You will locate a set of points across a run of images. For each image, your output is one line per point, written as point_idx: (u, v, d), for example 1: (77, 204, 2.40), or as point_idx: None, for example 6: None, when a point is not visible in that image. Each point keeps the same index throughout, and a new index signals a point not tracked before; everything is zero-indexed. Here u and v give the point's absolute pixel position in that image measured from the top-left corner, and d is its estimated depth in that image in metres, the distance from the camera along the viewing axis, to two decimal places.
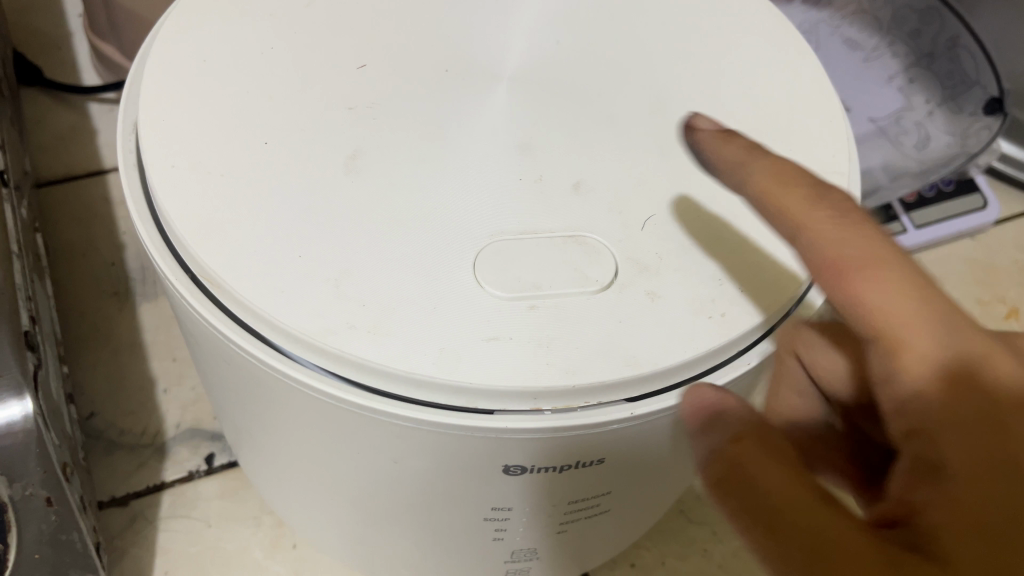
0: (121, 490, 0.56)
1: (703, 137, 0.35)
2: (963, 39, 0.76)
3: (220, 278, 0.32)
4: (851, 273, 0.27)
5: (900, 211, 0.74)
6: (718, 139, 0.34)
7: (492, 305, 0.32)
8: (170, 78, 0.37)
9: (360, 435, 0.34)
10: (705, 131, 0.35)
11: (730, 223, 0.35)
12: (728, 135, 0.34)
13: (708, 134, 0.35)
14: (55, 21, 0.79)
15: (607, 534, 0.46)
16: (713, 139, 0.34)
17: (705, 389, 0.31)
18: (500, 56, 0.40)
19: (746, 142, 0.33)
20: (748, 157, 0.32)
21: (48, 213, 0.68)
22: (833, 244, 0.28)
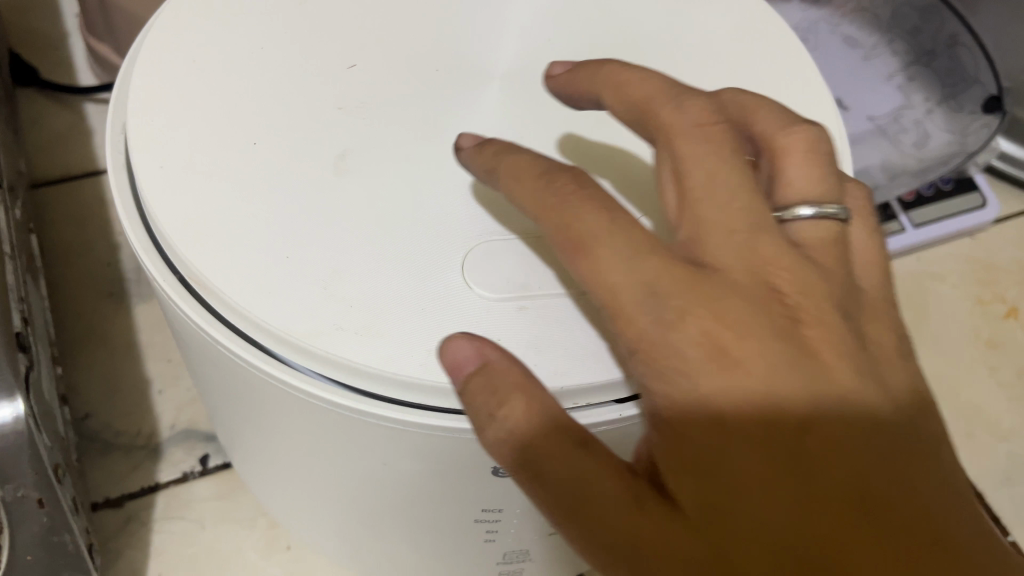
0: (116, 491, 0.56)
1: (466, 167, 0.34)
2: (963, 38, 0.76)
3: (207, 279, 0.32)
4: (577, 262, 0.27)
5: (899, 211, 0.73)
6: (630, 112, 0.32)
7: (481, 305, 0.32)
8: (160, 79, 0.37)
9: (349, 437, 0.34)
10: (614, 94, 0.32)
11: None
12: (634, 101, 0.32)
13: (629, 84, 0.32)
14: (51, 21, 0.79)
15: None
16: (628, 95, 0.32)
17: (457, 344, 0.29)
18: (492, 56, 0.40)
19: (644, 94, 0.31)
20: (495, 173, 0.32)
21: (44, 214, 0.67)
22: (573, 226, 0.28)
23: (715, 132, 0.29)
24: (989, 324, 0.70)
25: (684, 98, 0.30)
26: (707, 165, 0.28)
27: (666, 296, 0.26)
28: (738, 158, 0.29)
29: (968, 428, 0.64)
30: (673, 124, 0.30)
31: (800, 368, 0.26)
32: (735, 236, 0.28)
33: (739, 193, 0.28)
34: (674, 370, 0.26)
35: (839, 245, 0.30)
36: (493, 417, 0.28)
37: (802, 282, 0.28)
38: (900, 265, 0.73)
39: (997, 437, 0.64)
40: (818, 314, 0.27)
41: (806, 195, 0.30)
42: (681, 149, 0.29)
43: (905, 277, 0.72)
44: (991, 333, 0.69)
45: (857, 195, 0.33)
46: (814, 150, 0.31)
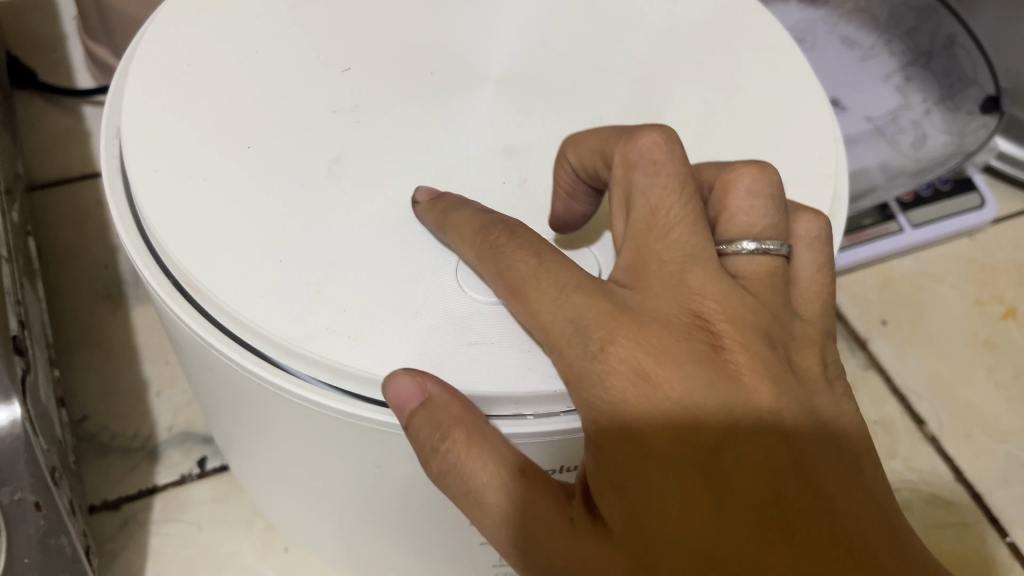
0: (113, 494, 0.56)
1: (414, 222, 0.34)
2: (960, 38, 0.76)
3: (200, 282, 0.31)
4: (513, 299, 0.29)
5: (897, 211, 0.73)
6: (589, 165, 0.33)
7: (475, 309, 0.32)
8: (155, 82, 0.37)
9: (341, 441, 0.34)
10: (574, 149, 0.33)
11: None
12: (591, 152, 0.32)
13: (585, 139, 0.33)
14: (49, 24, 0.79)
15: None
16: (586, 150, 0.33)
17: (400, 381, 0.29)
18: (486, 59, 0.40)
19: (598, 146, 0.32)
20: (444, 218, 0.32)
21: (42, 216, 0.68)
22: (506, 272, 0.29)
23: (663, 168, 0.29)
24: (986, 324, 0.70)
25: (636, 130, 0.31)
26: (647, 201, 0.29)
27: (592, 331, 0.27)
28: (683, 193, 0.29)
29: (966, 428, 0.64)
30: (626, 158, 0.30)
31: (726, 392, 0.27)
32: (666, 268, 0.29)
33: (673, 226, 0.29)
34: (599, 399, 0.27)
35: (779, 278, 0.30)
36: (437, 451, 0.29)
37: (729, 307, 0.28)
38: (897, 266, 0.73)
39: (995, 438, 0.64)
40: (745, 338, 0.28)
41: (747, 229, 0.30)
42: (628, 186, 0.30)
43: (902, 277, 0.72)
44: (988, 333, 0.69)
45: (807, 225, 0.33)
46: (761, 184, 0.31)
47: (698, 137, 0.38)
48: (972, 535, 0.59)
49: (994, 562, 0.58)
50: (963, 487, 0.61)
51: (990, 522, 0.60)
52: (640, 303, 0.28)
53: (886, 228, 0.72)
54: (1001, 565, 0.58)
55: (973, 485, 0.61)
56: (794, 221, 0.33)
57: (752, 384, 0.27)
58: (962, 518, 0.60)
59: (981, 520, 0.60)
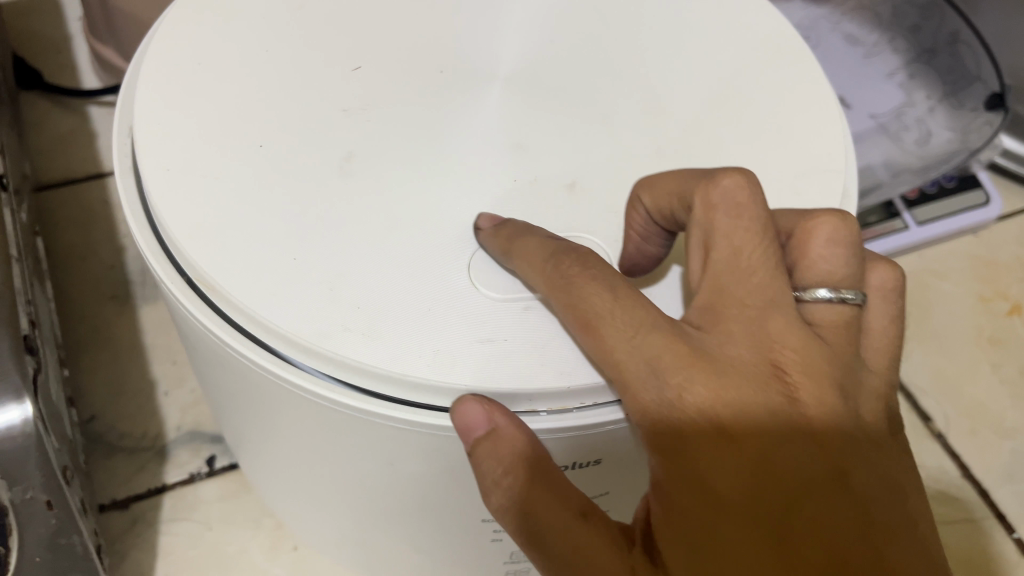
0: (123, 493, 0.56)
1: (478, 247, 0.34)
2: (964, 34, 0.77)
3: (213, 280, 0.32)
4: (586, 333, 0.29)
5: (901, 208, 0.74)
6: (665, 207, 0.32)
7: (488, 306, 0.32)
8: (165, 82, 0.37)
9: (355, 438, 0.34)
10: (648, 191, 0.33)
11: None
12: (667, 193, 0.32)
13: (660, 182, 0.33)
14: (54, 25, 0.79)
15: None
16: (660, 192, 0.33)
17: (469, 407, 0.30)
18: (494, 57, 0.40)
19: (673, 186, 0.32)
20: (510, 244, 0.32)
21: (48, 217, 0.68)
22: (581, 306, 0.29)
23: (745, 211, 0.29)
24: (991, 321, 0.70)
25: (717, 172, 0.30)
26: (729, 244, 0.29)
27: (669, 375, 0.27)
28: (765, 237, 0.29)
29: (972, 425, 0.64)
30: (708, 199, 0.30)
31: (800, 445, 0.27)
32: (745, 312, 0.28)
33: (755, 270, 0.29)
34: (672, 444, 0.27)
35: (854, 327, 0.30)
36: (498, 484, 0.30)
37: (807, 358, 0.28)
38: (902, 263, 0.73)
39: (1000, 434, 0.64)
40: (824, 391, 0.27)
41: (826, 277, 0.30)
42: (708, 228, 0.30)
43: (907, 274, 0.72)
44: (994, 330, 0.69)
45: (882, 276, 0.33)
46: (842, 233, 0.30)
47: (707, 135, 0.38)
48: (978, 531, 0.59)
49: (1001, 558, 0.58)
50: (969, 484, 0.62)
51: (997, 519, 0.60)
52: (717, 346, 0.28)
53: (891, 226, 0.73)
54: (1007, 562, 0.58)
55: (979, 482, 0.62)
56: (868, 272, 0.33)
57: (827, 439, 0.27)
58: (969, 514, 0.60)
59: (988, 517, 0.60)
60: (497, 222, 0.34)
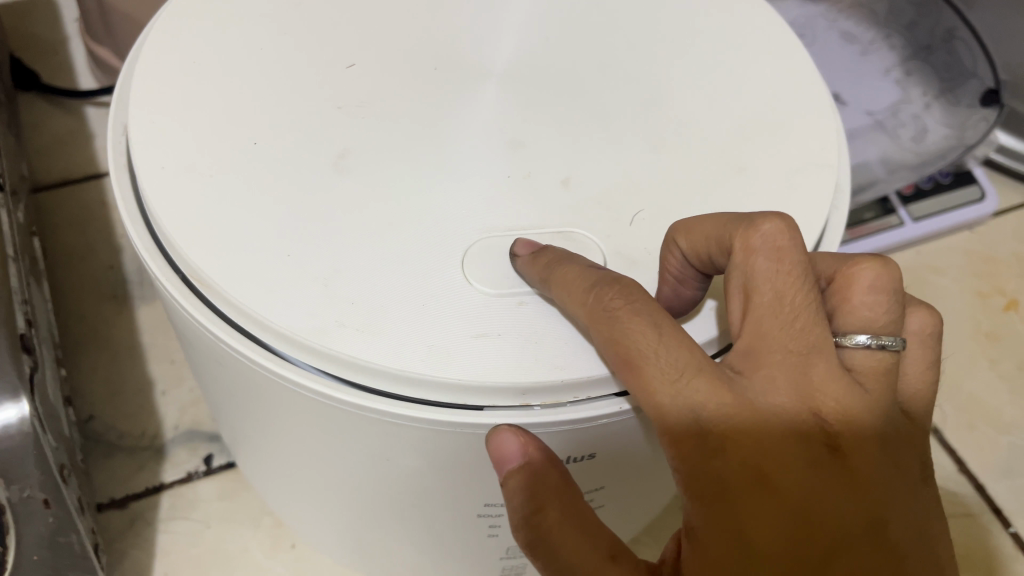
0: (121, 492, 0.56)
1: (513, 274, 0.33)
2: (959, 31, 0.77)
3: (208, 276, 0.32)
4: (628, 372, 0.28)
5: (897, 204, 0.74)
6: (701, 251, 0.31)
7: (482, 301, 0.32)
8: (160, 80, 0.37)
9: (352, 435, 0.34)
10: (685, 234, 0.32)
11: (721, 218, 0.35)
12: (706, 239, 0.31)
13: (699, 225, 0.31)
14: (51, 27, 0.79)
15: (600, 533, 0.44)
16: (700, 236, 0.31)
17: (505, 438, 0.30)
18: (488, 54, 0.40)
19: (714, 231, 0.31)
20: (549, 273, 0.31)
21: (46, 218, 0.68)
22: (623, 343, 0.28)
23: (787, 256, 0.28)
24: (988, 316, 0.70)
25: (757, 215, 0.29)
26: (771, 287, 0.28)
27: (711, 422, 0.27)
28: (805, 279, 0.28)
29: (969, 420, 0.64)
30: (746, 243, 0.29)
31: (839, 497, 0.27)
32: (788, 357, 0.28)
33: (798, 316, 0.28)
34: (710, 490, 0.28)
35: (891, 376, 0.29)
36: (526, 519, 0.31)
37: (848, 409, 0.28)
38: (899, 259, 0.73)
39: (998, 430, 0.64)
40: (864, 445, 0.28)
41: (867, 323, 0.30)
42: (747, 272, 0.29)
43: (904, 270, 0.72)
44: (991, 325, 0.69)
45: (920, 322, 0.32)
46: (884, 280, 0.30)
47: (701, 130, 0.38)
48: (976, 526, 0.59)
49: (999, 553, 0.58)
50: (967, 479, 0.62)
51: (994, 514, 0.60)
52: (760, 391, 0.28)
53: (887, 222, 0.73)
54: (1005, 556, 0.58)
55: (976, 477, 0.62)
56: (907, 317, 0.33)
57: (864, 493, 0.27)
58: (966, 509, 0.60)
59: (985, 511, 0.60)
60: (534, 249, 0.33)
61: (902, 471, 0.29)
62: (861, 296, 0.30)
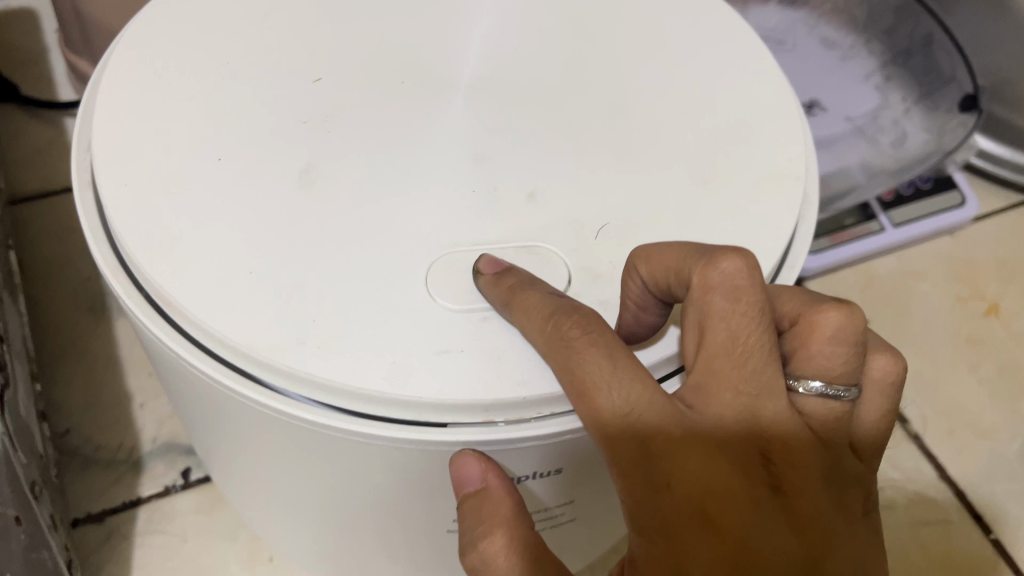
0: (97, 506, 0.56)
1: (475, 292, 0.33)
2: (937, 36, 0.77)
3: (169, 292, 0.31)
4: (580, 404, 0.29)
5: (878, 210, 0.74)
6: (662, 280, 0.30)
7: (445, 316, 0.32)
8: (124, 96, 0.37)
9: (317, 452, 0.34)
10: (645, 263, 0.31)
11: (686, 231, 0.35)
12: (666, 269, 0.30)
13: (658, 253, 0.31)
14: (32, 38, 0.79)
15: (567, 550, 0.44)
16: (660, 266, 0.30)
17: (467, 461, 0.31)
18: (454, 67, 0.40)
19: (674, 262, 0.30)
20: (511, 297, 0.31)
21: (23, 230, 0.67)
22: (578, 374, 0.29)
23: (744, 297, 0.28)
24: (969, 321, 0.70)
25: (720, 251, 0.29)
26: (725, 326, 0.29)
27: (657, 457, 0.28)
28: (761, 321, 0.29)
29: (949, 426, 0.64)
30: (704, 280, 0.29)
31: (777, 536, 0.28)
32: (738, 398, 0.29)
33: (751, 356, 0.29)
34: (653, 523, 0.28)
35: (843, 420, 0.31)
36: (476, 545, 0.30)
37: (792, 450, 0.29)
38: (879, 265, 0.73)
39: (978, 435, 0.64)
40: (806, 486, 0.29)
41: (823, 371, 0.31)
42: (703, 310, 0.29)
43: (884, 276, 0.72)
44: (972, 330, 0.69)
45: (883, 367, 0.33)
46: (846, 330, 0.30)
47: (668, 142, 0.38)
48: (955, 532, 0.59)
49: (978, 559, 0.58)
50: (947, 485, 0.62)
51: (974, 519, 0.60)
52: (706, 427, 0.29)
53: (868, 228, 0.73)
54: (985, 562, 0.58)
55: (956, 482, 0.62)
56: (869, 360, 0.33)
57: (803, 536, 0.29)
58: (946, 515, 0.60)
59: (965, 517, 0.60)
60: (499, 267, 0.33)
61: (841, 508, 0.30)
62: (820, 345, 0.30)
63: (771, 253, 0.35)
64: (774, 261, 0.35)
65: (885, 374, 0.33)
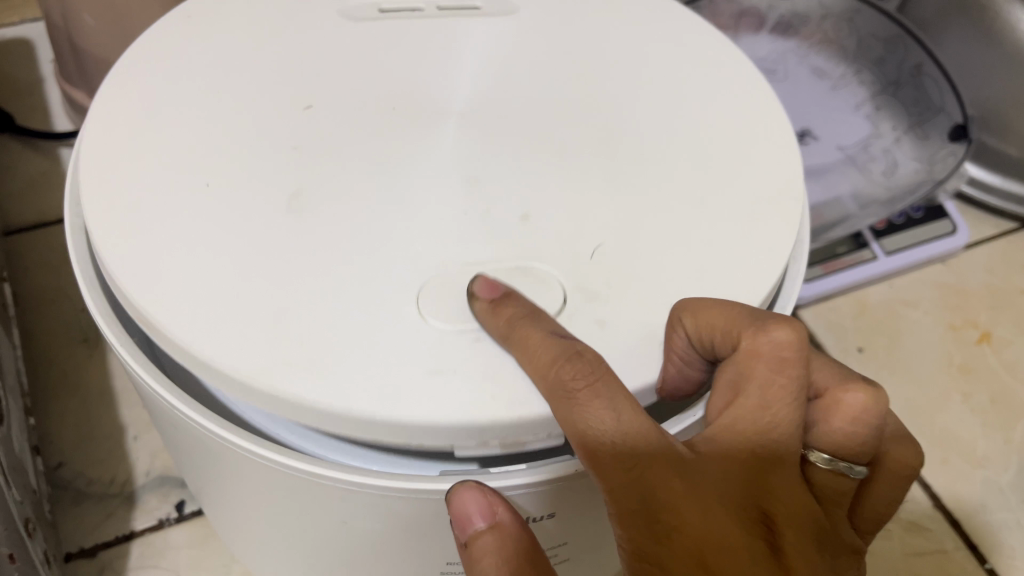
0: (89, 541, 0.55)
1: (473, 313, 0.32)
2: (926, 68, 0.76)
3: (156, 318, 0.32)
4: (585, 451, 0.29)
5: (870, 238, 0.74)
6: (709, 341, 0.31)
7: (436, 339, 0.32)
8: (113, 135, 0.37)
9: (307, 499, 0.34)
10: (690, 318, 0.31)
11: (681, 252, 0.35)
12: (715, 330, 0.31)
13: (705, 309, 0.31)
14: (27, 69, 0.80)
15: None
16: (707, 324, 0.31)
17: (468, 497, 0.29)
18: (444, 100, 0.41)
19: (723, 322, 0.31)
20: (509, 327, 0.31)
21: (16, 261, 0.67)
22: (583, 424, 0.29)
23: (789, 369, 0.31)
24: (962, 349, 0.70)
25: (772, 319, 0.31)
26: (759, 394, 0.31)
27: (664, 511, 0.29)
28: (793, 394, 0.31)
29: (944, 455, 0.64)
30: (754, 347, 0.31)
31: None
32: (751, 458, 0.30)
33: (776, 424, 0.31)
34: (651, 565, 0.30)
35: (843, 488, 0.33)
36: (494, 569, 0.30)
37: (789, 510, 0.31)
38: (871, 294, 0.73)
39: (972, 464, 0.64)
40: (796, 544, 0.30)
41: (838, 443, 0.33)
42: (746, 372, 0.31)
43: (877, 304, 0.73)
44: (964, 358, 0.69)
45: (900, 452, 0.36)
46: (868, 412, 0.32)
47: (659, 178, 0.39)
48: (950, 563, 0.59)
49: None
50: (942, 515, 0.62)
51: (969, 550, 0.60)
52: (710, 477, 0.30)
53: (860, 257, 0.73)
54: None
55: (951, 513, 0.62)
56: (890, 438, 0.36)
57: None
58: (941, 545, 0.60)
59: (960, 548, 0.60)
60: (496, 291, 0.32)
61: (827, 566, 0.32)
62: (838, 420, 0.33)
63: (767, 271, 0.35)
64: (771, 284, 0.34)
65: (899, 467, 0.36)
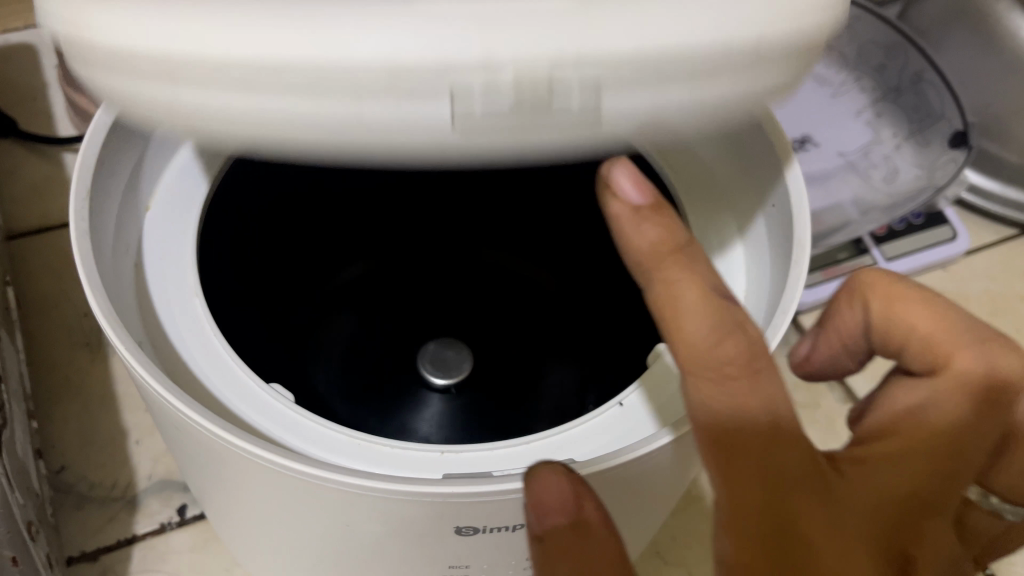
0: (91, 545, 0.55)
1: (607, 205, 0.33)
2: (926, 74, 0.77)
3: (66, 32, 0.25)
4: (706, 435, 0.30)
5: (870, 244, 0.74)
6: (902, 331, 0.36)
7: None
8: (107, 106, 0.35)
9: (312, 502, 0.34)
10: (877, 304, 0.37)
11: None
12: (927, 329, 0.35)
13: (907, 305, 0.36)
14: (31, 74, 0.80)
15: None
16: (915, 318, 0.36)
17: (546, 483, 0.29)
18: None
19: (930, 330, 0.35)
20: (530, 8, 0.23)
21: (20, 265, 0.68)
22: (723, 410, 0.30)
23: (959, 397, 0.33)
24: None
25: (969, 347, 0.34)
26: (933, 406, 0.34)
27: (796, 522, 0.29)
28: (960, 417, 0.33)
29: None
30: (951, 370, 0.34)
31: None
32: (895, 475, 0.32)
33: (936, 443, 0.32)
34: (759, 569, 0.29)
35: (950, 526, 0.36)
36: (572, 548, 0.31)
37: (908, 533, 0.31)
38: None
39: None
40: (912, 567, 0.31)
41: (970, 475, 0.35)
42: (937, 390, 0.34)
43: None
44: None
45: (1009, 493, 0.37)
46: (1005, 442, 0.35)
47: None
48: None
49: None
50: None
51: None
52: (860, 491, 0.31)
53: (861, 262, 0.73)
54: None
55: None
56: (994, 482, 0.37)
57: None
58: None
59: None
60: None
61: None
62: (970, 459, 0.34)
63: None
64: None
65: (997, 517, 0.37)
